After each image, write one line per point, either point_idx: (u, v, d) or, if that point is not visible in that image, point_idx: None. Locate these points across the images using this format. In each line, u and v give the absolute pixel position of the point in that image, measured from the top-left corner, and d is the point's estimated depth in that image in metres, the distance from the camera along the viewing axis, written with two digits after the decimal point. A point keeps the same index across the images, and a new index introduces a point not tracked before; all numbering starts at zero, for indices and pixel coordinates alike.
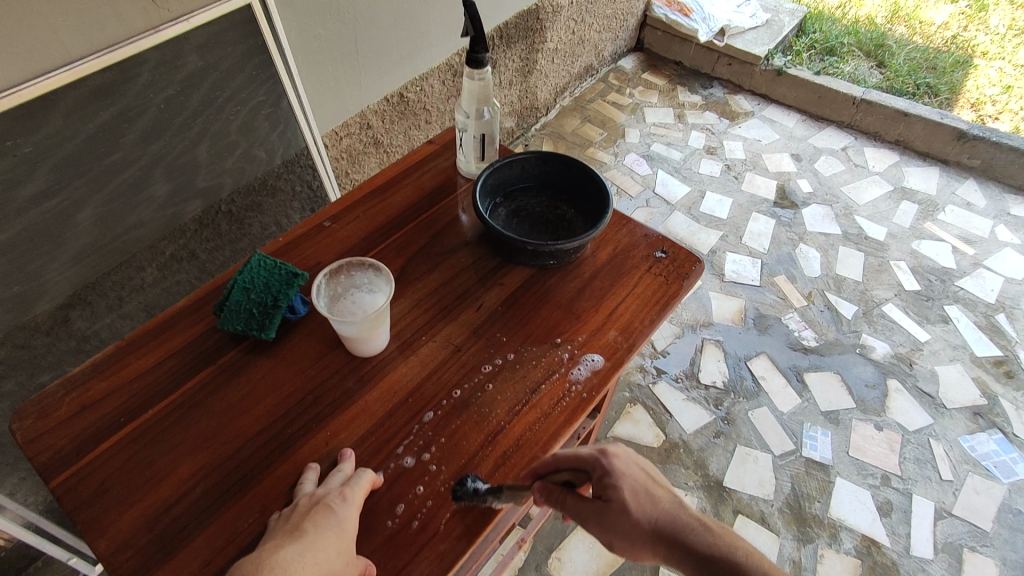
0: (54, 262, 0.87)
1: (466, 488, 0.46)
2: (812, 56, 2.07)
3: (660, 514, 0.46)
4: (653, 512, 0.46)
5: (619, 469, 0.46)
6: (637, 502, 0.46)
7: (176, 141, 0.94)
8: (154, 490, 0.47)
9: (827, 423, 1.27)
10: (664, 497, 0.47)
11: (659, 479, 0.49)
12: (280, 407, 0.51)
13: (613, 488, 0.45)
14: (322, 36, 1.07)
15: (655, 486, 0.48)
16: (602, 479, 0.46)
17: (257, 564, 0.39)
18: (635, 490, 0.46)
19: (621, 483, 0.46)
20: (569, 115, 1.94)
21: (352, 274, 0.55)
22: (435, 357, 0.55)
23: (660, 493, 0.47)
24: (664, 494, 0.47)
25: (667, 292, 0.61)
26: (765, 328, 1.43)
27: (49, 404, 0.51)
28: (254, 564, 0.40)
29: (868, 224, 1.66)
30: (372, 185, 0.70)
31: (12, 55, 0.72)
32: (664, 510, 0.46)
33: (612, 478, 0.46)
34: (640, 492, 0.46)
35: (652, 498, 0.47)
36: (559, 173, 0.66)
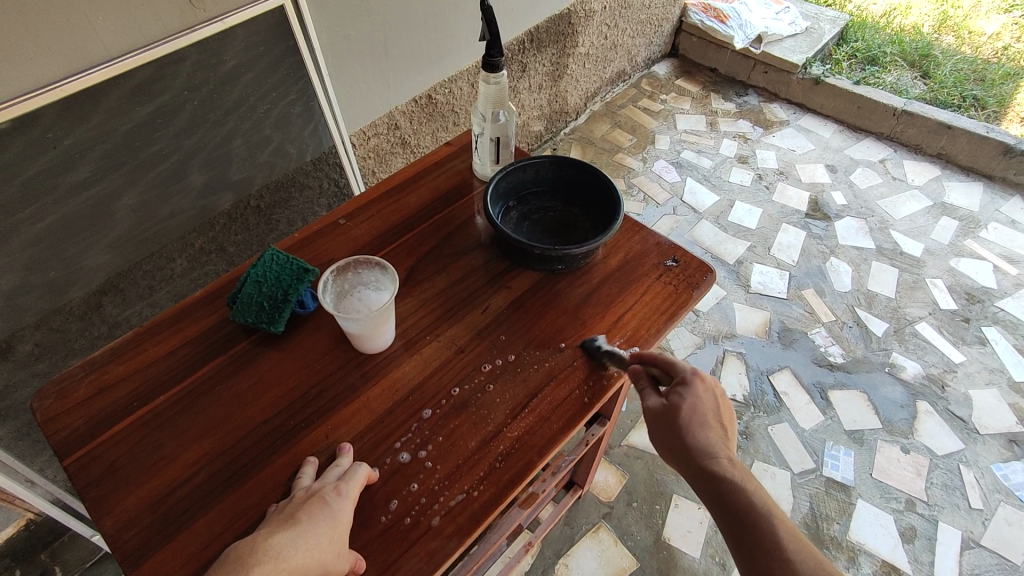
0: (91, 250, 0.91)
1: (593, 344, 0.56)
2: (853, 65, 2.01)
3: (701, 440, 0.51)
4: (698, 435, 0.51)
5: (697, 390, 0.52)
6: (695, 420, 0.51)
7: (209, 137, 0.97)
8: (161, 472, 0.48)
9: (851, 442, 1.23)
10: (716, 433, 0.52)
11: (723, 421, 0.53)
12: (284, 399, 0.53)
13: (678, 398, 0.52)
14: (353, 37, 1.10)
15: (715, 423, 0.52)
16: (676, 388, 0.53)
17: (250, 549, 0.41)
18: (695, 410, 0.51)
19: (688, 401, 0.52)
20: (599, 120, 1.93)
21: (360, 272, 0.56)
22: (438, 357, 0.56)
23: (715, 429, 0.52)
24: (716, 430, 0.52)
25: (675, 301, 0.60)
26: (790, 342, 1.39)
27: (69, 385, 0.53)
28: (248, 548, 0.41)
29: (904, 239, 1.61)
30: (387, 185, 0.71)
31: (56, 51, 0.76)
32: (709, 442, 0.51)
33: (684, 395, 0.52)
34: (701, 414, 0.52)
35: (703, 426, 0.52)
36: (572, 178, 0.66)
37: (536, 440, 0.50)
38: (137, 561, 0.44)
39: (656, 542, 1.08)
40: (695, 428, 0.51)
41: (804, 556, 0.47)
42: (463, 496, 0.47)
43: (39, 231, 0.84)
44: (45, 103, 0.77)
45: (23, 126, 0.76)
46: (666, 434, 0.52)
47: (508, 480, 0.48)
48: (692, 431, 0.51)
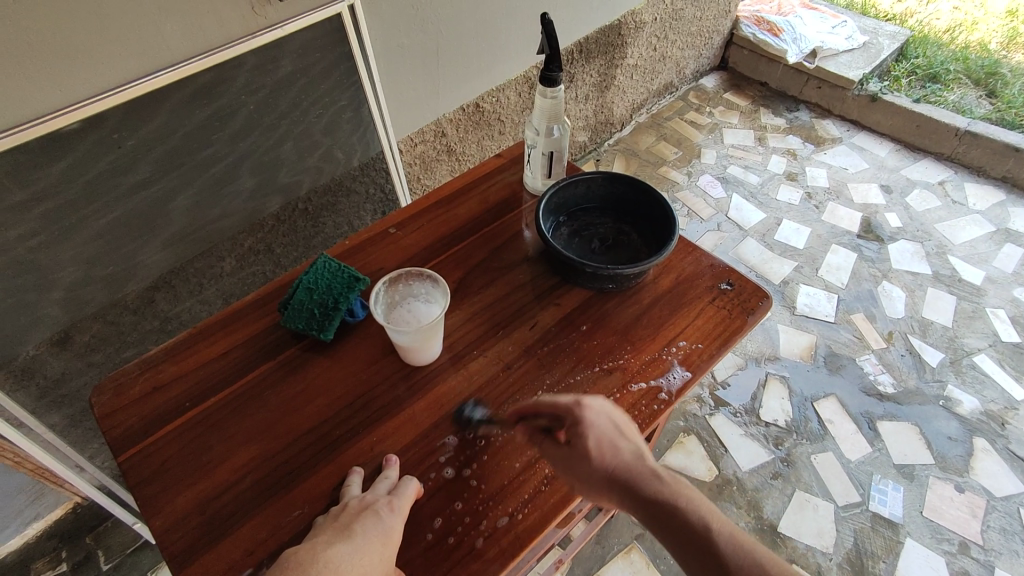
0: (146, 247, 0.94)
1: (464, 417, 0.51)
2: (913, 82, 1.94)
3: (617, 462, 0.47)
4: (611, 461, 0.47)
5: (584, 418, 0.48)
6: (599, 448, 0.47)
7: (262, 139, 0.99)
8: (209, 475, 0.49)
9: (900, 477, 1.18)
10: (626, 449, 0.48)
11: (631, 434, 0.49)
12: (332, 407, 0.53)
13: (579, 436, 0.47)
14: (405, 45, 1.11)
15: (623, 440, 0.48)
16: (572, 428, 0.48)
17: (310, 560, 0.40)
18: (599, 441, 0.47)
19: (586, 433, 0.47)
20: (644, 132, 1.91)
21: (411, 284, 0.55)
22: (485, 373, 0.55)
23: (625, 446, 0.48)
24: (627, 443, 0.48)
25: (729, 327, 0.58)
26: (837, 368, 1.34)
27: (125, 382, 0.54)
28: (309, 559, 0.40)
29: (964, 265, 1.53)
30: (438, 195, 0.71)
31: (126, 55, 0.78)
32: (623, 462, 0.47)
33: (582, 428, 0.47)
34: (609, 438, 0.48)
35: (614, 448, 0.47)
36: (625, 196, 0.65)
37: None
38: (182, 564, 0.45)
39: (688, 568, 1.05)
40: (604, 452, 0.47)
41: (751, 558, 0.42)
42: (508, 517, 0.46)
43: (101, 227, 0.87)
44: (112, 104, 0.79)
45: (91, 127, 0.79)
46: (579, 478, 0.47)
47: (553, 504, 0.47)
48: (604, 460, 0.47)
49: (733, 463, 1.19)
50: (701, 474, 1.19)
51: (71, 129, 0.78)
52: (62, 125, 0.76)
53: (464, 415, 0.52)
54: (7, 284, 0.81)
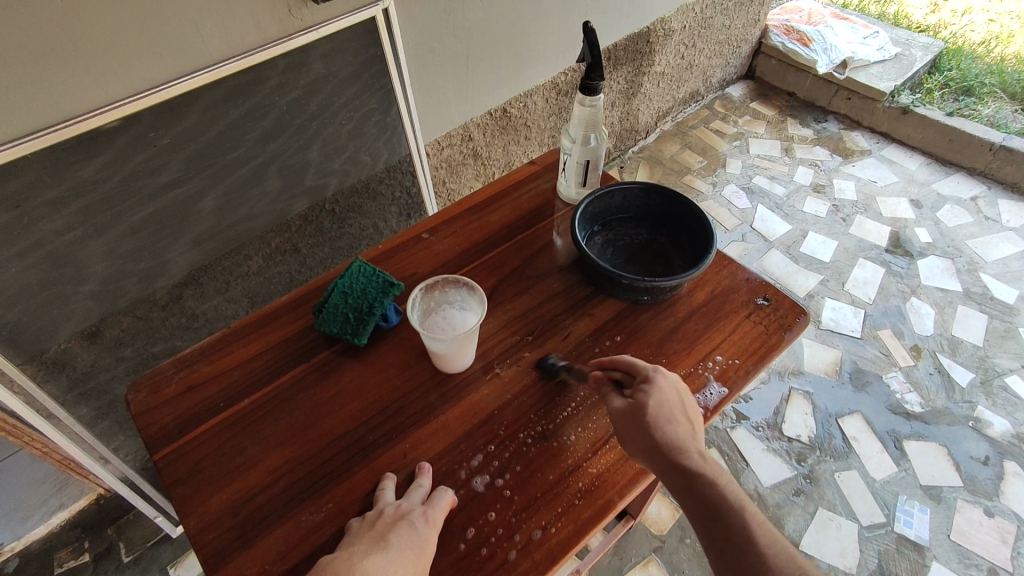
0: (176, 244, 0.95)
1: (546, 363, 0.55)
2: (945, 95, 1.91)
3: (671, 435, 0.48)
4: (666, 430, 0.48)
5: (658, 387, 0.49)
6: (660, 415, 0.48)
7: (292, 140, 1.00)
8: (243, 477, 0.49)
9: (927, 499, 1.15)
10: (682, 428, 0.49)
11: (691, 419, 0.50)
12: (365, 412, 0.53)
13: (645, 396, 0.49)
14: (436, 49, 1.11)
15: (682, 419, 0.49)
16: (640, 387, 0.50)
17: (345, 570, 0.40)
18: (661, 407, 0.49)
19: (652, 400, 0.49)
20: (669, 140, 1.89)
21: (446, 291, 0.55)
22: (518, 383, 0.54)
23: (683, 425, 0.49)
24: (685, 424, 0.49)
25: (765, 344, 0.57)
26: (863, 385, 1.32)
27: (161, 381, 0.55)
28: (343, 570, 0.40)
29: (996, 283, 1.50)
30: (471, 202, 0.71)
31: (165, 55, 0.80)
32: (674, 438, 0.48)
33: (650, 390, 0.49)
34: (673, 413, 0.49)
35: (672, 420, 0.49)
36: (661, 208, 0.64)
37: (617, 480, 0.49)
38: (216, 565, 0.45)
39: None
40: (661, 431, 0.48)
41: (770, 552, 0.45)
42: (541, 530, 0.46)
43: (133, 224, 0.88)
44: (150, 103, 0.81)
45: (128, 125, 0.81)
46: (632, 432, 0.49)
47: (588, 518, 0.46)
48: (661, 428, 0.48)
49: (755, 478, 1.18)
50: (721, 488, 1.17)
51: (110, 127, 0.79)
52: (101, 122, 0.78)
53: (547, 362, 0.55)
54: (41, 277, 0.82)
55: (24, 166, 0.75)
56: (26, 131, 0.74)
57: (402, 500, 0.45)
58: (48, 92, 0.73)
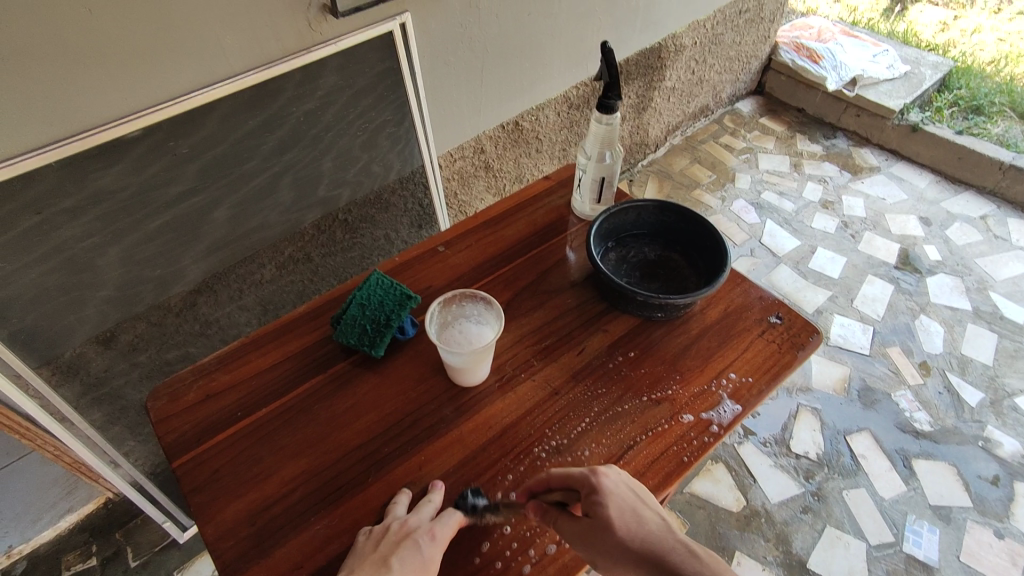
0: (192, 251, 0.96)
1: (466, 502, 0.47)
2: (955, 114, 1.92)
3: (643, 533, 0.43)
4: (637, 530, 0.43)
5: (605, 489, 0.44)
6: (622, 519, 0.43)
7: (308, 150, 1.01)
8: (259, 486, 0.50)
9: (936, 519, 1.15)
10: (651, 521, 0.44)
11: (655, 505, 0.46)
12: (380, 424, 0.53)
13: (600, 505, 0.44)
14: (451, 63, 1.13)
15: (646, 510, 0.45)
16: (590, 498, 0.44)
17: None
18: (621, 510, 0.44)
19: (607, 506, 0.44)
20: (678, 154, 1.90)
21: (464, 305, 0.56)
22: (532, 398, 0.55)
23: (649, 514, 0.45)
24: (652, 514, 0.45)
25: (778, 362, 0.58)
26: (872, 403, 1.31)
27: (180, 389, 0.55)
28: None
29: (1006, 302, 1.50)
30: (486, 216, 0.72)
31: (187, 67, 0.81)
32: (650, 534, 0.43)
33: (601, 498, 0.44)
34: (631, 511, 0.44)
35: (638, 517, 0.44)
36: (675, 225, 0.65)
37: None
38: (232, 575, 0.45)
39: None
40: (634, 530, 0.43)
41: None
42: (556, 545, 0.47)
43: (151, 231, 0.89)
44: (171, 113, 0.82)
45: (150, 135, 0.82)
46: (607, 555, 0.43)
47: None
48: (630, 533, 0.43)
49: (763, 494, 1.17)
50: (728, 503, 1.17)
51: (132, 136, 0.81)
52: (123, 132, 0.79)
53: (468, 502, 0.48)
54: (59, 281, 0.84)
55: (48, 173, 0.76)
56: (52, 139, 0.76)
57: (410, 516, 0.46)
58: (73, 101, 0.75)
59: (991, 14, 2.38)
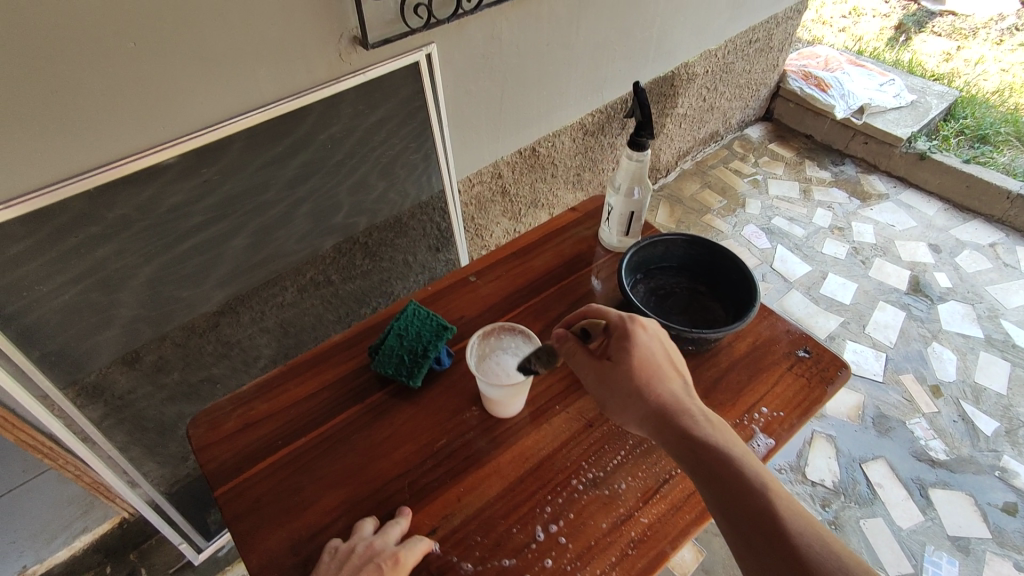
0: (218, 274, 0.97)
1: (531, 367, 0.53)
2: (961, 142, 1.94)
3: (657, 382, 0.53)
4: (651, 379, 0.53)
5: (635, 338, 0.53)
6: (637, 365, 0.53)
7: (334, 176, 1.03)
8: (300, 516, 0.50)
9: (955, 550, 1.14)
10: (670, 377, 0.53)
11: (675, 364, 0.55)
12: (418, 455, 0.54)
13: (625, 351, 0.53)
14: (472, 91, 1.15)
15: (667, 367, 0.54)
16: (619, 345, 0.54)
17: None
18: (642, 360, 0.53)
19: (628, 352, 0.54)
20: (688, 179, 1.93)
21: (502, 337, 0.57)
22: (567, 430, 0.56)
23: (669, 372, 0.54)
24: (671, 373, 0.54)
25: (808, 397, 0.58)
26: (886, 430, 1.32)
27: (220, 417, 0.56)
28: None
29: (1017, 330, 1.51)
30: (514, 246, 0.73)
31: (223, 97, 0.84)
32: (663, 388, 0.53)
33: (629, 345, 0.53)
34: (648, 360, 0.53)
35: (658, 369, 0.53)
36: (703, 259, 0.66)
37: (668, 530, 0.49)
38: None
39: None
40: (651, 381, 0.53)
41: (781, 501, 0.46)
42: None
43: (180, 254, 0.91)
44: (206, 141, 0.84)
45: (184, 162, 0.84)
46: (618, 390, 0.53)
47: (642, 568, 0.47)
48: (645, 380, 0.53)
49: None
50: None
51: (168, 163, 0.83)
52: (159, 159, 0.81)
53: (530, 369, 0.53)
54: (91, 303, 0.85)
55: (85, 199, 0.78)
56: (91, 166, 0.77)
57: (374, 540, 0.46)
58: (114, 129, 0.77)
59: (994, 45, 2.42)
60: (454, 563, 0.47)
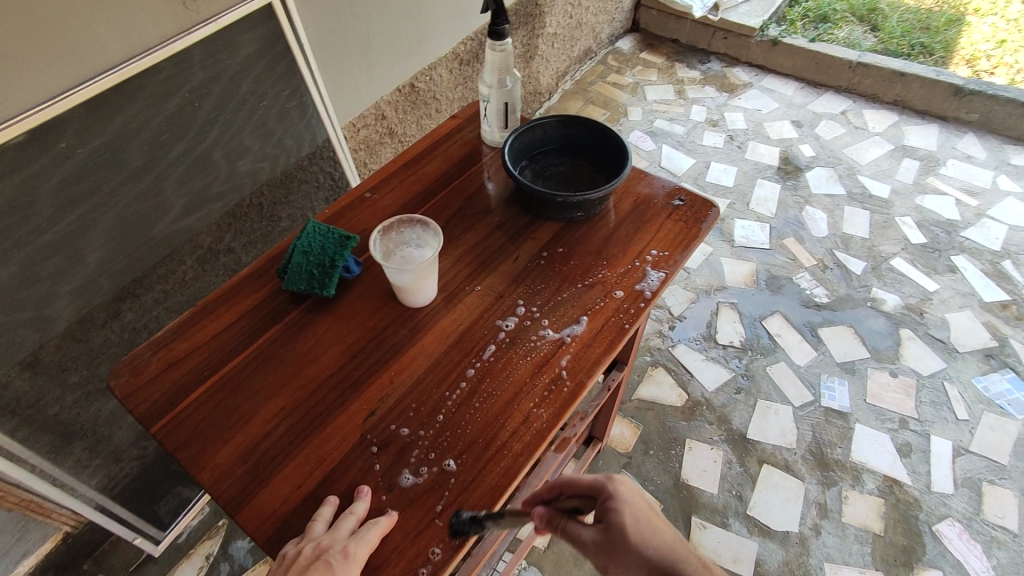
0: (107, 258, 0.92)
1: (461, 519, 0.46)
2: (807, 24, 2.12)
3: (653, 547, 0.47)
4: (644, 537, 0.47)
5: (625, 497, 0.48)
6: (637, 529, 0.47)
7: (211, 135, 0.99)
8: (244, 429, 0.52)
9: (844, 373, 1.33)
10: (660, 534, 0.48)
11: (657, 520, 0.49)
12: (346, 353, 0.57)
13: (615, 511, 0.47)
14: (337, 30, 1.13)
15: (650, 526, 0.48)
16: (605, 503, 0.48)
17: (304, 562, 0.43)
18: (635, 518, 0.47)
19: (623, 509, 0.48)
20: (571, 98, 1.98)
21: (403, 231, 0.60)
22: (481, 303, 0.60)
23: (663, 530, 0.48)
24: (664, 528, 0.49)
25: (687, 236, 0.66)
26: (778, 288, 1.47)
27: (141, 363, 0.56)
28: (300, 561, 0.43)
29: (871, 182, 1.71)
30: (403, 159, 0.76)
31: (63, 63, 0.78)
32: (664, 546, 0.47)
33: (615, 503, 0.48)
34: (641, 523, 0.48)
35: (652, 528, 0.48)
36: (580, 135, 0.71)
37: (586, 361, 0.56)
38: (237, 505, 0.48)
39: (676, 484, 1.17)
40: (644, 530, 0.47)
41: None
42: (529, 414, 0.52)
43: (61, 240, 0.84)
44: (57, 113, 0.78)
45: (38, 138, 0.78)
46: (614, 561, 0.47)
47: (564, 399, 0.53)
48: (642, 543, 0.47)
49: (700, 385, 1.30)
50: (672, 400, 1.29)
51: (18, 141, 0.76)
52: (7, 137, 0.74)
53: (461, 520, 0.46)
54: None
55: None
56: None
57: (326, 535, 0.44)
58: None
59: None
60: (396, 431, 0.51)
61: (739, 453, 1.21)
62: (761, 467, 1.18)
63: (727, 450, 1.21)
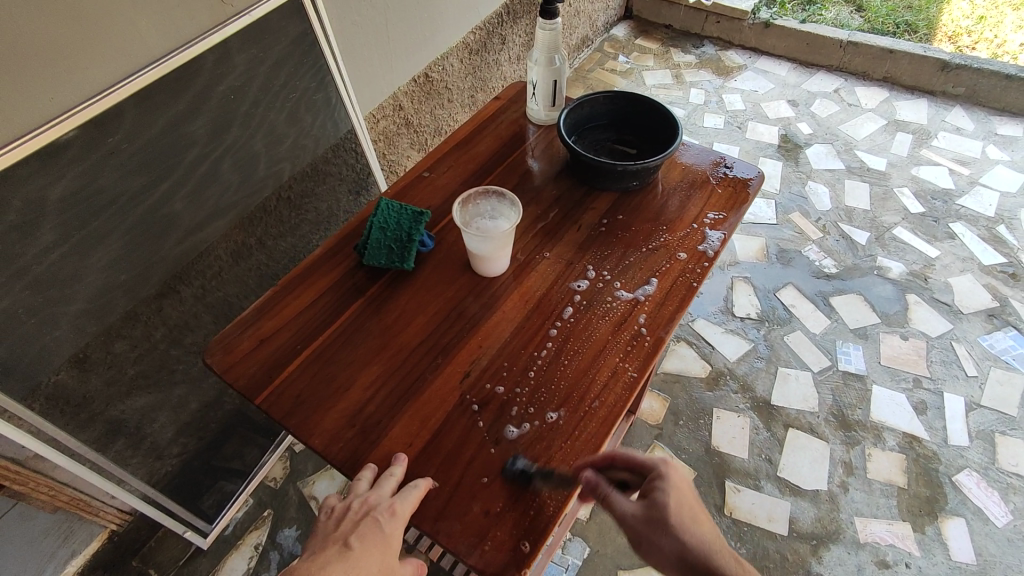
0: (148, 254, 0.91)
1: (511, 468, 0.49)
2: (795, 6, 2.17)
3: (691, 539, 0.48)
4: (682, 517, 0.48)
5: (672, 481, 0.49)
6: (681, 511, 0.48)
7: (242, 127, 0.99)
8: (347, 396, 0.54)
9: (857, 338, 1.38)
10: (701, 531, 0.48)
11: (696, 511, 0.50)
12: (431, 322, 0.59)
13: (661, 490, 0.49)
14: (358, 22, 1.14)
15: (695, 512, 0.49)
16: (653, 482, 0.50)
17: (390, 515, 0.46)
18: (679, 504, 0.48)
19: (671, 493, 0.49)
20: (573, 85, 2.01)
21: (479, 204, 0.63)
22: (554, 270, 0.63)
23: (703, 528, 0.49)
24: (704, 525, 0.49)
25: (738, 199, 0.70)
26: (788, 261, 1.52)
27: (232, 342, 0.58)
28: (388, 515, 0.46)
29: (869, 156, 1.77)
30: (454, 140, 0.78)
31: (109, 58, 0.79)
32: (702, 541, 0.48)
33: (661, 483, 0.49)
34: (685, 508, 0.48)
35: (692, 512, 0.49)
36: (626, 110, 0.74)
37: (661, 319, 0.58)
38: (352, 466, 0.50)
39: (708, 452, 1.21)
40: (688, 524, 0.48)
41: None
42: (613, 369, 0.55)
43: (103, 235, 0.83)
44: (105, 107, 0.78)
45: (87, 133, 0.77)
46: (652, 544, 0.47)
47: (647, 353, 0.56)
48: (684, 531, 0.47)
49: (722, 356, 1.35)
50: (697, 371, 1.33)
51: (69, 137, 0.76)
52: (59, 133, 0.74)
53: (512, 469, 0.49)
54: (29, 303, 0.77)
55: None
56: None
57: (370, 494, 0.47)
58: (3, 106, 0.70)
59: None
60: (493, 390, 0.54)
61: (765, 419, 1.25)
62: (787, 430, 1.23)
63: (754, 417, 1.25)
